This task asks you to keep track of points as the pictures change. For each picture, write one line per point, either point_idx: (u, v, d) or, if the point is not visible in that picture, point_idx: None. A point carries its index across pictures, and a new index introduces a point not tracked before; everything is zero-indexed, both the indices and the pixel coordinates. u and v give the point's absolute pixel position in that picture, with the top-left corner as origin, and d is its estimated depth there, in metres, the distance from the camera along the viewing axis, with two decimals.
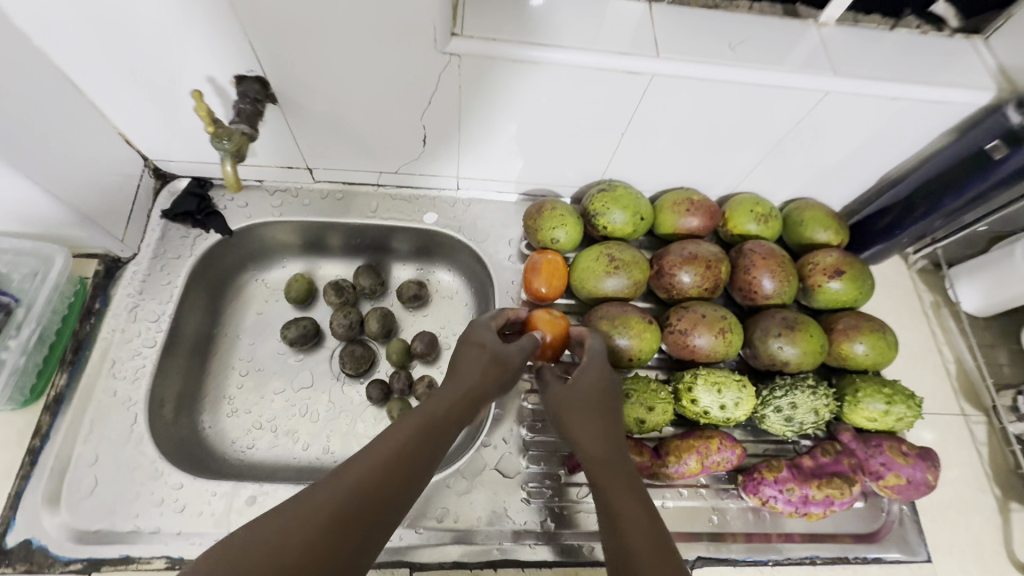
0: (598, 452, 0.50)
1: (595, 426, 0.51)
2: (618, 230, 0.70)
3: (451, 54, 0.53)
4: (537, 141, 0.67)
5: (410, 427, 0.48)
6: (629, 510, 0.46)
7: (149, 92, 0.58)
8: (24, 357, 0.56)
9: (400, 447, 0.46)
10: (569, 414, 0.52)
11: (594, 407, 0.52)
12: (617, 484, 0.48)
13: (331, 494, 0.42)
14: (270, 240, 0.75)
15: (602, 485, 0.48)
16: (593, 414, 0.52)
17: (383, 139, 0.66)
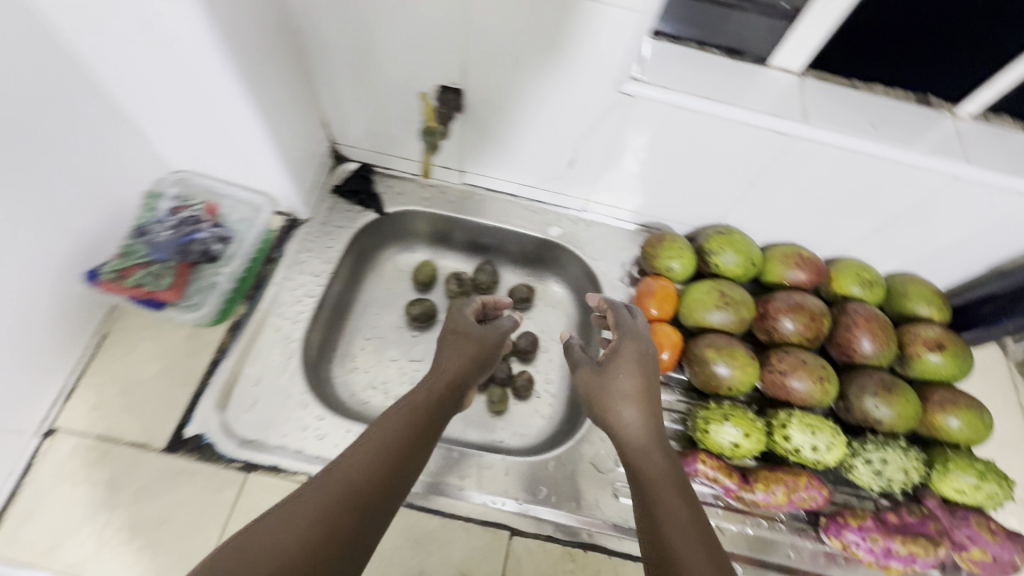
0: (643, 434, 0.52)
1: (630, 409, 0.54)
2: (727, 271, 0.75)
3: (628, 94, 0.61)
4: (671, 179, 0.74)
5: (397, 421, 0.50)
6: (666, 497, 0.47)
7: (363, 87, 0.69)
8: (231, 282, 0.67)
9: (401, 429, 0.49)
10: (610, 396, 0.55)
11: (635, 387, 0.55)
12: (656, 469, 0.49)
13: (347, 472, 0.44)
14: (411, 227, 0.85)
15: (643, 466, 0.50)
16: (629, 399, 0.54)
17: (536, 157, 0.75)
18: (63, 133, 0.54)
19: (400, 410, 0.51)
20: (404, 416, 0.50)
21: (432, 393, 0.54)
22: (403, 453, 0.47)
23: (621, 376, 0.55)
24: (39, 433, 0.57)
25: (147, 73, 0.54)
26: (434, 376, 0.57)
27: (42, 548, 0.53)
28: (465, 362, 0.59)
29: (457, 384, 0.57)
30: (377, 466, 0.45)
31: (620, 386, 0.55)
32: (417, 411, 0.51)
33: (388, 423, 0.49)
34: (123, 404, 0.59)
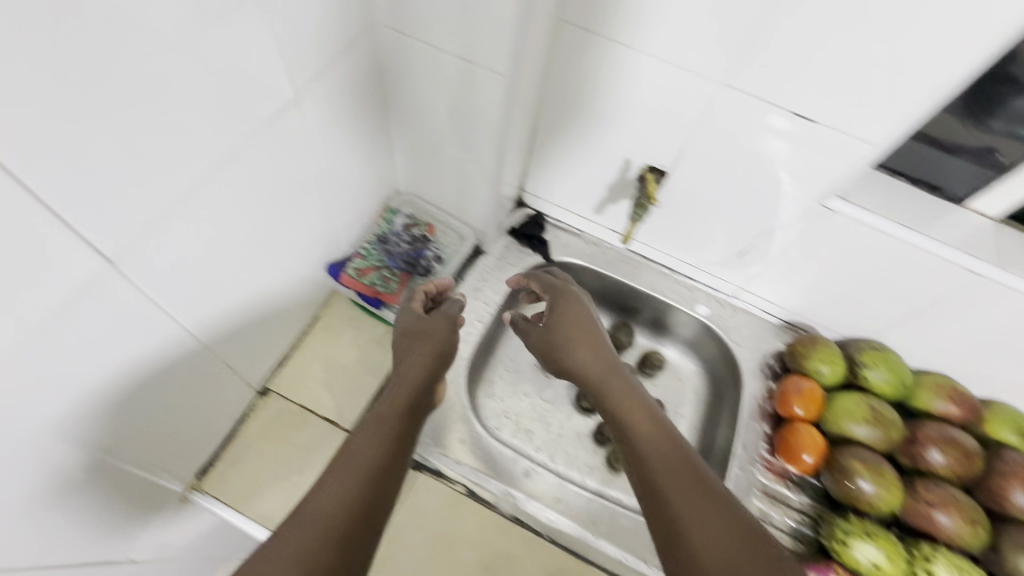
0: (599, 367, 0.58)
1: (582, 348, 0.60)
2: (875, 386, 0.76)
3: (828, 208, 0.66)
4: (837, 288, 0.77)
5: (374, 436, 0.50)
6: (648, 431, 0.51)
7: (574, 152, 0.77)
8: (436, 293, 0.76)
9: (379, 444, 0.49)
10: (558, 330, 0.62)
11: (571, 322, 0.62)
12: (630, 404, 0.54)
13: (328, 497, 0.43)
14: (567, 276, 0.92)
15: (625, 407, 0.54)
16: (583, 342, 0.61)
17: (709, 240, 0.80)
18: (350, 150, 0.64)
19: (375, 427, 0.51)
20: (379, 433, 0.50)
21: (398, 402, 0.55)
22: (383, 466, 0.48)
23: (573, 309, 0.64)
24: (257, 390, 0.66)
25: (429, 115, 0.65)
26: (396, 385, 0.57)
27: (243, 493, 0.61)
28: (422, 367, 0.59)
29: (421, 395, 0.57)
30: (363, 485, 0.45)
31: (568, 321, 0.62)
32: (388, 428, 0.51)
33: (365, 439, 0.49)
34: (324, 381, 0.68)
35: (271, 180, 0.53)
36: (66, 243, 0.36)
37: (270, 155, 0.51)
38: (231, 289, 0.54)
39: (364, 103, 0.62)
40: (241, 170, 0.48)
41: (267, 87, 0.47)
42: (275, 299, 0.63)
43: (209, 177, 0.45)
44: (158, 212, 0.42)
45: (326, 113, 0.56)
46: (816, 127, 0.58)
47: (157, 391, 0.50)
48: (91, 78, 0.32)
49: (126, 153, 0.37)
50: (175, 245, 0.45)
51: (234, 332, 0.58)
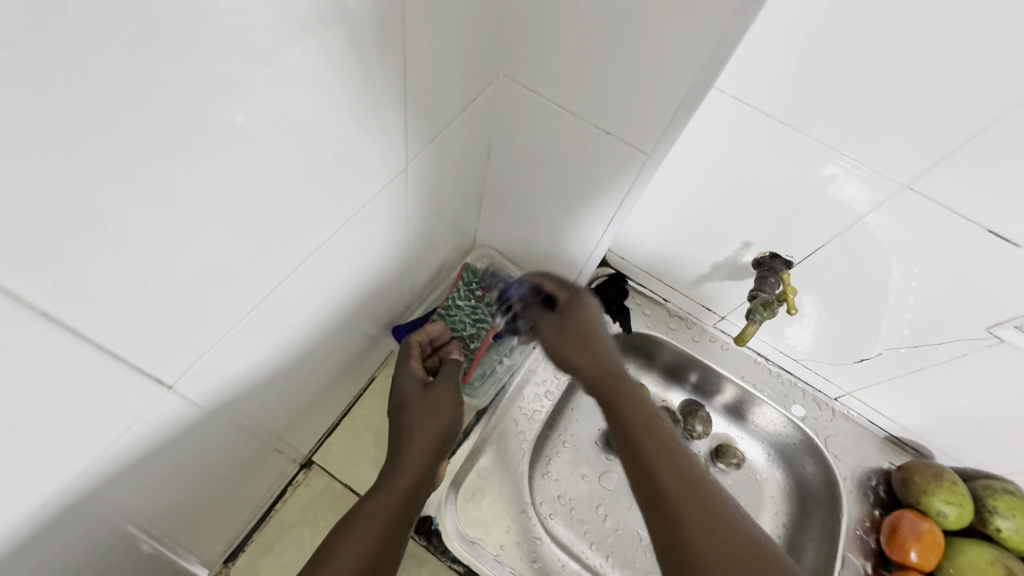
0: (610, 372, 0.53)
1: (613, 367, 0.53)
2: (1007, 538, 0.64)
3: (996, 338, 0.55)
4: (974, 419, 0.65)
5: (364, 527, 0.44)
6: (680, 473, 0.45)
7: (681, 224, 0.67)
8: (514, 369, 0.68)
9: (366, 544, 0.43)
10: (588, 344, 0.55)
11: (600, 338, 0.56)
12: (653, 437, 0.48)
13: None
14: (644, 347, 0.82)
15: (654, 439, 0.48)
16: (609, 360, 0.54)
17: (821, 338, 0.69)
18: (438, 205, 0.56)
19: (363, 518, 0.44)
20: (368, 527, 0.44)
21: (397, 488, 0.47)
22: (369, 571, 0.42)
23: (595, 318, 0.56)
24: (300, 463, 0.58)
25: (530, 172, 0.57)
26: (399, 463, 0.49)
27: None
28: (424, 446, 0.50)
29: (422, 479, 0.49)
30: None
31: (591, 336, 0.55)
32: (377, 519, 0.45)
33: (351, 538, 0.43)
34: (375, 459, 0.60)
35: (352, 245, 0.45)
36: (108, 347, 0.28)
37: (355, 219, 0.43)
38: (289, 362, 0.47)
39: (463, 156, 0.54)
40: (323, 238, 0.40)
41: (367, 147, 0.39)
42: (334, 365, 0.55)
43: (285, 250, 0.37)
44: (222, 296, 0.34)
45: (422, 169, 0.48)
46: (1011, 250, 0.47)
47: (190, 480, 0.43)
48: (168, 156, 0.25)
49: (196, 237, 0.29)
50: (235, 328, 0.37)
51: (284, 406, 0.50)
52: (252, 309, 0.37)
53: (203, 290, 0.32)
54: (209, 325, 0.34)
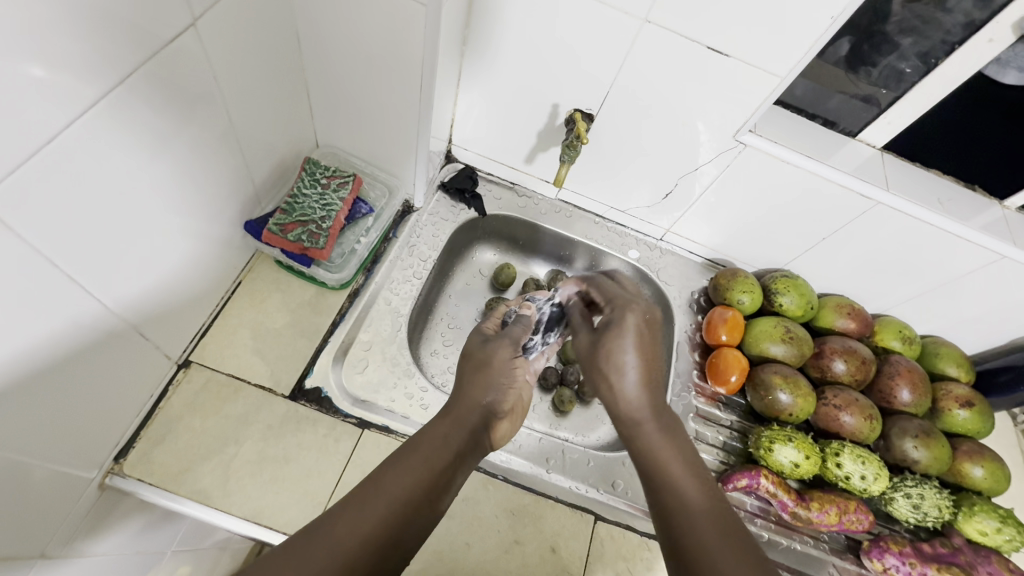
0: (648, 401, 0.50)
1: (640, 391, 0.51)
2: (788, 310, 0.83)
3: (742, 143, 0.70)
4: (753, 224, 0.83)
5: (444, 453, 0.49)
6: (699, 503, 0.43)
7: (501, 98, 0.76)
8: (367, 248, 0.70)
9: (416, 481, 0.46)
10: (603, 354, 0.53)
11: (638, 344, 0.52)
12: (669, 447, 0.48)
13: (377, 507, 0.43)
14: (502, 230, 0.92)
15: (662, 460, 0.47)
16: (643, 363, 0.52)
17: (637, 182, 0.83)
18: (258, 94, 0.60)
19: (410, 457, 0.47)
20: (415, 473, 0.46)
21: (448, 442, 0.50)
22: (408, 512, 0.43)
23: (628, 331, 0.53)
24: (176, 364, 0.60)
25: (344, 54, 0.62)
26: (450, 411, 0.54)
27: (172, 471, 0.55)
28: (472, 407, 0.55)
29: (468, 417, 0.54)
30: (382, 529, 0.42)
31: (622, 351, 0.52)
32: (423, 461, 0.48)
33: (399, 472, 0.46)
34: (254, 349, 0.63)
35: (170, 118, 0.48)
36: None
37: (165, 89, 0.46)
38: (137, 241, 0.49)
39: (269, 38, 0.57)
40: (133, 103, 0.43)
41: (161, 9, 0.42)
42: (191, 259, 0.58)
43: (100, 108, 0.40)
44: (40, 143, 0.37)
45: (227, 46, 0.52)
46: (726, 60, 0.61)
47: (64, 361, 0.45)
48: None
49: None
50: (64, 185, 0.40)
51: (145, 297, 0.52)
52: (77, 168, 0.40)
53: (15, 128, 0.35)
54: (31, 172, 0.37)
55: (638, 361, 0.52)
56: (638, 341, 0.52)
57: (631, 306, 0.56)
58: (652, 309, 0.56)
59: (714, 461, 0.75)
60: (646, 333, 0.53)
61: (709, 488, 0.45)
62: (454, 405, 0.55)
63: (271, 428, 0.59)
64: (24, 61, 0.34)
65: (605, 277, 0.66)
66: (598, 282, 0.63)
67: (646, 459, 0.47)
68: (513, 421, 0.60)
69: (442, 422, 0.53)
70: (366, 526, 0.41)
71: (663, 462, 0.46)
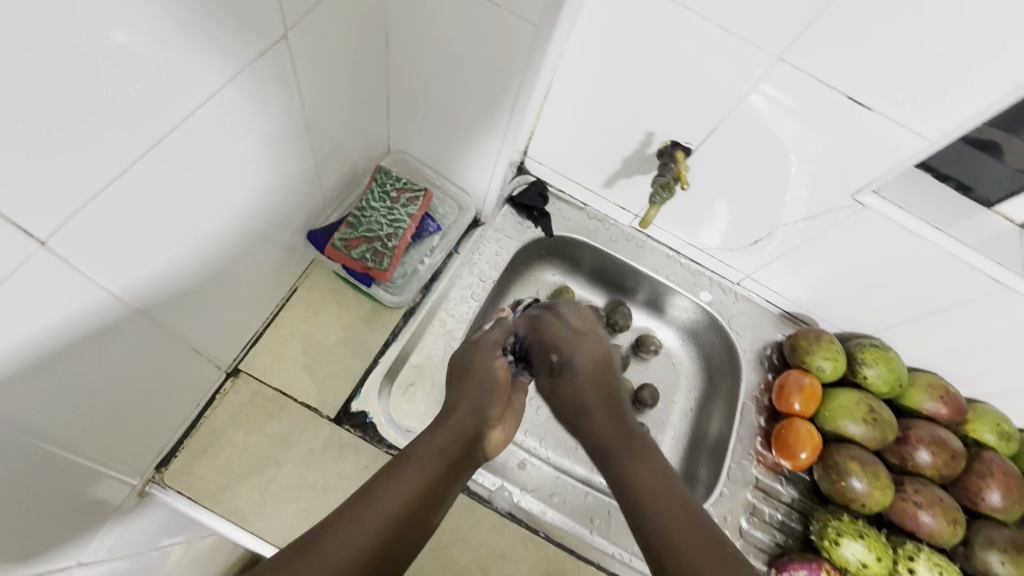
0: (611, 421, 0.55)
1: (597, 405, 0.57)
2: (872, 384, 0.75)
3: (859, 203, 0.62)
4: (848, 285, 0.74)
5: (433, 464, 0.48)
6: (675, 518, 0.44)
7: (589, 117, 0.69)
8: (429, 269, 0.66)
9: (407, 497, 0.44)
10: (566, 394, 0.59)
11: (593, 367, 0.60)
12: (644, 462, 0.49)
13: (368, 520, 0.41)
14: (567, 252, 0.86)
15: (637, 471, 0.49)
16: (603, 403, 0.57)
17: (723, 223, 0.75)
18: (336, 96, 0.55)
19: (402, 471, 0.46)
20: (410, 484, 0.45)
21: (445, 453, 0.50)
22: (399, 530, 0.43)
23: (582, 374, 0.59)
24: (226, 372, 0.58)
25: (431, 57, 0.57)
26: (437, 425, 0.53)
27: (211, 487, 0.54)
28: (466, 416, 0.55)
29: (465, 432, 0.53)
30: (374, 546, 0.40)
31: (585, 374, 0.59)
32: (414, 478, 0.46)
33: (390, 488, 0.44)
34: (304, 363, 0.61)
35: (245, 128, 0.44)
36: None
37: (244, 101, 0.42)
38: (201, 255, 0.46)
39: (354, 35, 0.53)
40: (208, 119, 0.39)
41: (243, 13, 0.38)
42: (250, 268, 0.55)
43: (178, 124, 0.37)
44: (111, 162, 0.33)
45: (309, 46, 0.47)
46: (865, 114, 0.53)
47: (112, 377, 0.43)
48: None
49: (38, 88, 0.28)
50: (133, 207, 0.37)
51: (200, 309, 0.50)
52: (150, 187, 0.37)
53: (85, 150, 0.32)
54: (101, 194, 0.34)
55: (594, 383, 0.59)
56: (591, 378, 0.59)
57: (580, 350, 0.61)
58: (600, 346, 0.63)
59: (768, 540, 0.70)
60: (603, 368, 0.60)
61: (686, 505, 0.46)
62: (447, 416, 0.54)
63: (313, 452, 0.57)
64: (103, 80, 0.31)
65: (550, 313, 0.67)
66: (543, 326, 0.64)
67: (618, 486, 0.49)
68: (503, 430, 0.60)
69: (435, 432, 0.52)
70: (359, 542, 0.40)
71: (636, 471, 0.49)
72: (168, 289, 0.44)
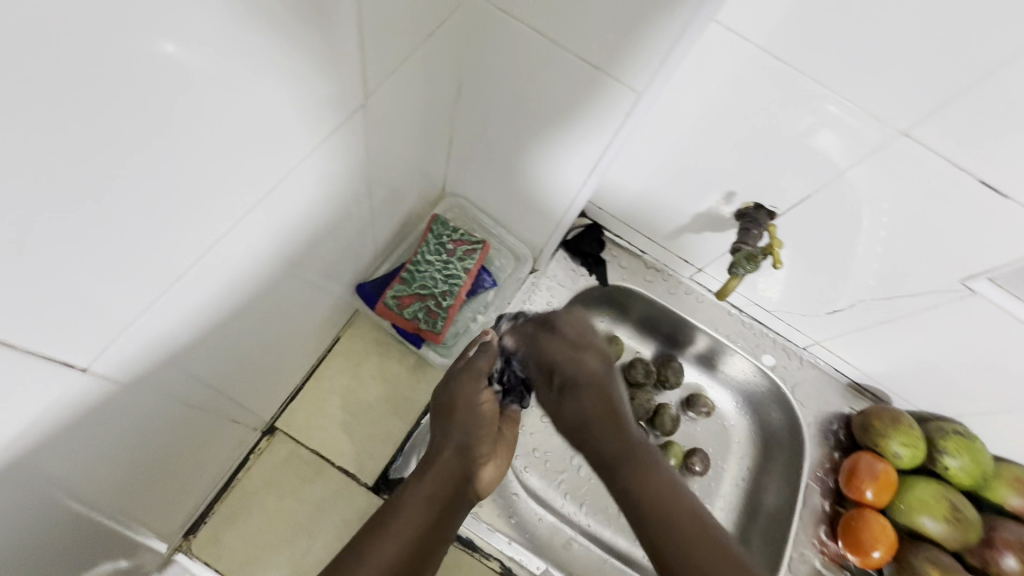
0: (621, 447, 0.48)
1: (602, 432, 0.49)
2: (954, 475, 0.68)
3: (968, 289, 0.55)
4: (934, 367, 0.68)
5: (421, 514, 0.47)
6: (695, 542, 0.42)
7: (664, 170, 0.63)
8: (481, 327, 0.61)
9: (396, 555, 0.44)
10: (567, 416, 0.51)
11: (596, 391, 0.50)
12: (649, 472, 0.46)
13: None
14: (619, 300, 0.81)
15: (648, 493, 0.45)
16: (609, 427, 0.49)
17: (798, 288, 0.69)
18: (403, 146, 0.51)
19: (389, 526, 0.46)
20: (398, 538, 0.45)
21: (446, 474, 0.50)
22: None
23: (589, 397, 0.50)
24: (261, 431, 0.54)
25: (504, 108, 0.52)
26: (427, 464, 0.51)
27: (242, 560, 0.50)
28: (452, 455, 0.51)
29: (458, 473, 0.51)
30: None
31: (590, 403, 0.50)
32: (404, 530, 0.46)
33: (379, 547, 0.44)
34: (343, 422, 0.57)
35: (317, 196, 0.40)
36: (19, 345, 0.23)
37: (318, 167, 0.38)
38: (254, 324, 0.42)
39: (430, 86, 0.48)
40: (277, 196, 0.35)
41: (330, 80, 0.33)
42: (298, 326, 0.51)
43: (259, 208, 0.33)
44: (178, 254, 0.29)
45: (386, 106, 0.43)
46: (1001, 202, 0.47)
47: (150, 458, 0.39)
48: None
49: None
50: (193, 294, 0.32)
51: (243, 374, 0.46)
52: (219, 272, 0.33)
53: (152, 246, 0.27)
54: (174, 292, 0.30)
55: (597, 403, 0.50)
56: (600, 400, 0.50)
57: (591, 359, 0.52)
58: (602, 355, 0.53)
59: None
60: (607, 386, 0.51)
61: (704, 528, 0.43)
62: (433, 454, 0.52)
63: (349, 525, 0.53)
64: None
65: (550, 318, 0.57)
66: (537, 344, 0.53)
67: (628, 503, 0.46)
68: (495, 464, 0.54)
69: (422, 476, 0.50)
70: None
71: (646, 491, 0.45)
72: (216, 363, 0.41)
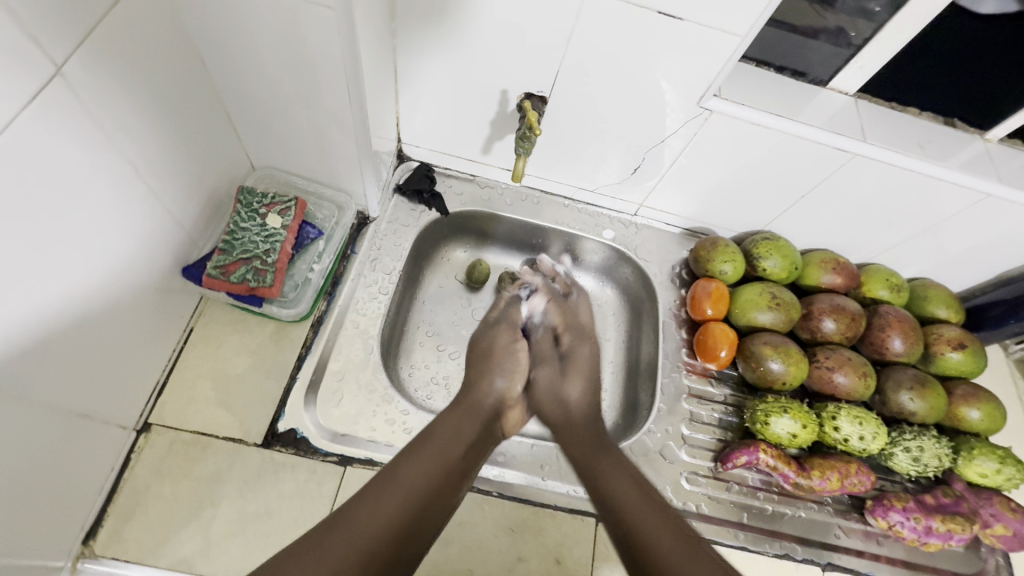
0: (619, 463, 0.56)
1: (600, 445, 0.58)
2: (773, 275, 0.80)
3: (707, 109, 0.66)
4: (727, 190, 0.79)
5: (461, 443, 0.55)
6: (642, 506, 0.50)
7: (447, 90, 0.70)
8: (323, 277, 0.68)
9: (433, 472, 0.50)
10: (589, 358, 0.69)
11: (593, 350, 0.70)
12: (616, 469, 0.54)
13: (378, 515, 0.45)
14: (470, 225, 0.87)
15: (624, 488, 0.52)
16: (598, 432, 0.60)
17: (597, 157, 0.78)
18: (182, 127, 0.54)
19: (427, 446, 0.52)
20: (434, 460, 0.51)
21: (453, 454, 0.53)
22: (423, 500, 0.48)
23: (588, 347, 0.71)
24: (135, 430, 0.57)
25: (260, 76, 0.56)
26: (453, 420, 0.57)
27: (147, 544, 0.53)
28: (484, 398, 0.62)
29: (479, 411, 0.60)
30: (397, 522, 0.45)
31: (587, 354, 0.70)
32: (440, 454, 0.52)
33: (417, 465, 0.50)
34: (217, 399, 0.60)
35: (81, 179, 0.43)
36: None
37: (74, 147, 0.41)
38: (67, 311, 0.45)
39: (170, 60, 0.50)
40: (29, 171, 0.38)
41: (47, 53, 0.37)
42: (132, 323, 0.53)
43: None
44: None
45: (123, 81, 0.45)
46: (680, 24, 0.57)
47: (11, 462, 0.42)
48: None
49: None
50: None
51: (84, 374, 0.49)
52: None
53: None
54: None
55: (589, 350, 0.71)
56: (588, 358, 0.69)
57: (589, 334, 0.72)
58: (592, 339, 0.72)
59: (712, 440, 0.74)
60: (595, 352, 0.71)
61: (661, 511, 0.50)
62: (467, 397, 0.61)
63: (249, 482, 0.57)
64: None
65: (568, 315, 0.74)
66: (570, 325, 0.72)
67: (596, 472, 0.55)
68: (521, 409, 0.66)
69: (458, 411, 0.59)
70: (378, 521, 0.45)
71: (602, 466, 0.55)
72: (39, 363, 0.43)
